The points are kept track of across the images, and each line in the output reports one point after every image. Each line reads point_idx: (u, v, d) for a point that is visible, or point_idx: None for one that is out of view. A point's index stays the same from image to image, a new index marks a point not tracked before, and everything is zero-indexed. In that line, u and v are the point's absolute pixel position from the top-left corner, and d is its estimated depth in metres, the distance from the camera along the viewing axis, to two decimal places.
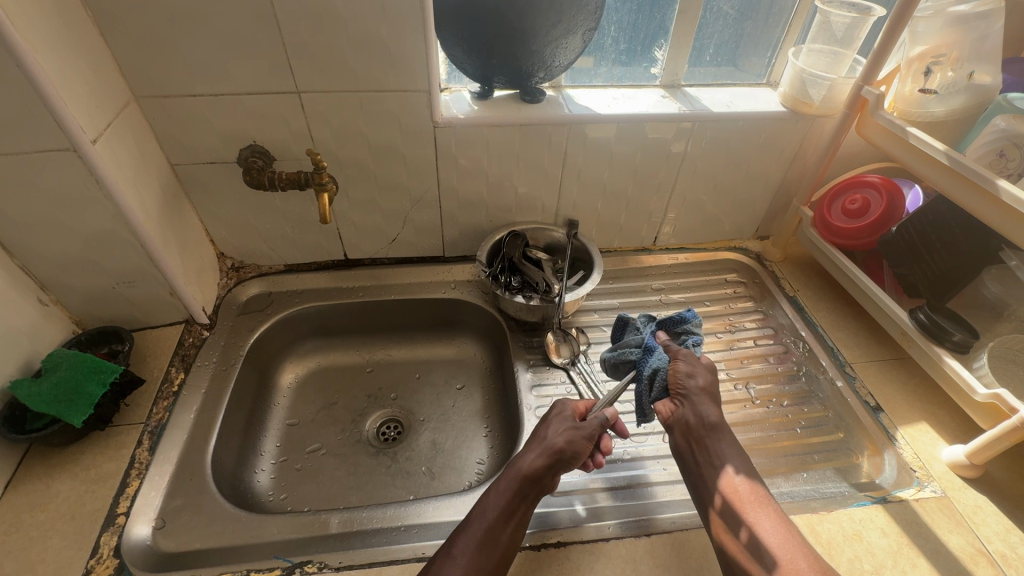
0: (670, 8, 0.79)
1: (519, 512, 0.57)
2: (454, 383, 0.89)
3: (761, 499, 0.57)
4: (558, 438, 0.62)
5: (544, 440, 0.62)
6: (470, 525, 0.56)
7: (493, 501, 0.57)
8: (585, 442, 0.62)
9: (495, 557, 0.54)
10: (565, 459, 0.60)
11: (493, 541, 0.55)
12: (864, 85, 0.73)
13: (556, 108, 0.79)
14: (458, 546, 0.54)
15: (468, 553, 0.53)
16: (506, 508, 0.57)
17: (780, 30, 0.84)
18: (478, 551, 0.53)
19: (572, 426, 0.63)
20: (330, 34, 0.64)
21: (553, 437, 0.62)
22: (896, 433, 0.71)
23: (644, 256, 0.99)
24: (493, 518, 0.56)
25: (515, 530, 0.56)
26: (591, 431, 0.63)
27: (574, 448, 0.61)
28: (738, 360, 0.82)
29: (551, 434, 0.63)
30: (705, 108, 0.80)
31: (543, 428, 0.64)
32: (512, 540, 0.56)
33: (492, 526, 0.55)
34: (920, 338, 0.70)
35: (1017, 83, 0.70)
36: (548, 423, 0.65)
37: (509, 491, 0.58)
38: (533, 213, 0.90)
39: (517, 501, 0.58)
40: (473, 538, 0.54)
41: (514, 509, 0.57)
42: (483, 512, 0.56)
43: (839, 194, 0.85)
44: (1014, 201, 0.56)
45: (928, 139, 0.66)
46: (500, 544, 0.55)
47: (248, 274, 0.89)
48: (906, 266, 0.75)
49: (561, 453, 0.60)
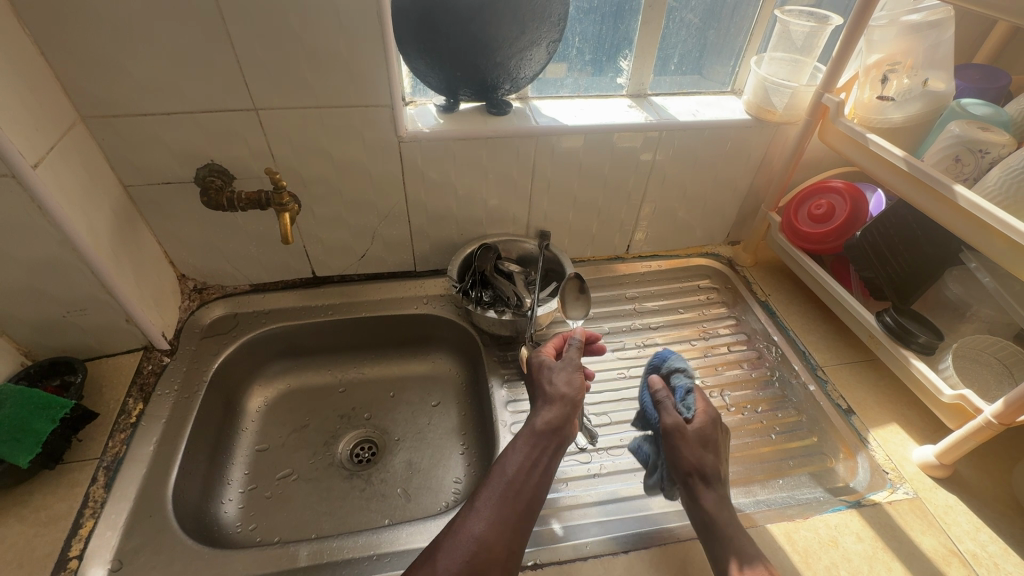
0: (634, 19, 0.79)
1: (541, 463, 0.60)
2: (430, 400, 0.88)
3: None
4: (559, 384, 0.65)
5: (552, 393, 0.64)
6: (493, 477, 0.58)
7: (513, 457, 0.59)
8: (577, 374, 0.67)
9: (519, 506, 0.56)
10: (573, 403, 0.64)
11: (516, 493, 0.57)
12: (825, 92, 0.74)
13: (523, 119, 0.78)
14: (482, 498, 0.56)
15: (495, 506, 0.55)
16: (527, 461, 0.59)
17: (742, 39, 0.85)
18: (503, 502, 0.55)
19: (561, 369, 0.67)
20: (287, 50, 0.63)
21: (551, 386, 0.65)
22: (868, 435, 0.72)
23: (618, 264, 0.99)
24: (514, 472, 0.58)
25: (537, 480, 0.59)
26: (575, 364, 0.68)
27: (575, 388, 0.65)
28: (713, 367, 0.82)
29: (548, 383, 0.65)
30: (671, 117, 0.80)
31: (544, 381, 0.66)
32: (536, 490, 0.58)
33: (514, 478, 0.57)
34: (888, 341, 0.71)
35: (969, 89, 0.72)
36: (540, 375, 0.67)
37: (528, 446, 0.60)
38: (504, 225, 0.89)
39: (536, 455, 0.60)
40: (496, 490, 0.56)
41: (534, 460, 0.59)
42: (504, 467, 0.59)
43: (805, 199, 0.86)
44: (971, 205, 0.57)
45: (888, 145, 0.67)
46: (524, 493, 0.57)
47: (211, 295, 0.86)
48: (872, 270, 0.76)
49: (567, 399, 0.64)
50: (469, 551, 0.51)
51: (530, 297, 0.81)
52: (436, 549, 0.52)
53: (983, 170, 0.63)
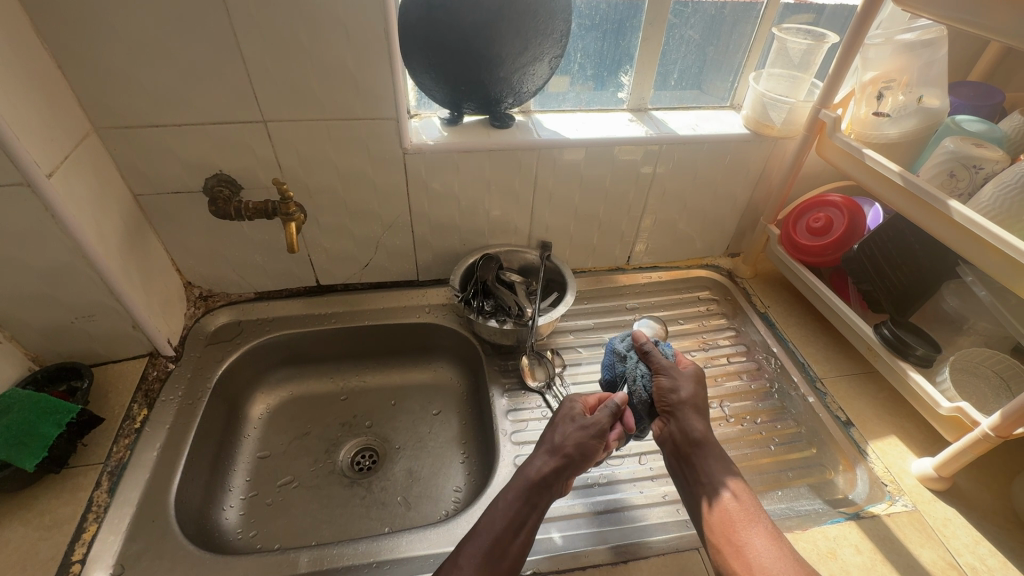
0: (635, 35, 0.81)
1: (529, 520, 0.57)
2: (431, 409, 0.88)
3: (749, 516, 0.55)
4: (570, 440, 0.62)
5: (553, 443, 0.62)
6: (478, 532, 0.56)
7: (500, 511, 0.57)
8: (595, 439, 0.62)
9: (503, 565, 0.54)
10: (574, 464, 0.60)
11: (501, 551, 0.54)
12: (822, 108, 0.75)
13: (525, 133, 0.80)
14: (465, 555, 0.54)
15: (476, 564, 0.53)
16: (515, 517, 0.57)
17: (741, 55, 0.86)
18: (485, 562, 0.53)
19: (579, 426, 0.63)
20: (296, 64, 0.65)
21: (561, 440, 0.62)
22: (867, 448, 0.72)
23: (618, 275, 1.00)
24: (501, 528, 0.56)
25: (524, 537, 0.56)
26: (600, 427, 0.63)
27: (583, 450, 0.61)
28: (713, 378, 0.83)
29: (560, 437, 0.63)
30: (671, 132, 0.82)
31: (555, 431, 0.64)
32: (521, 549, 0.56)
33: (500, 535, 0.55)
34: (885, 352, 0.71)
35: (964, 106, 0.73)
36: (557, 427, 0.65)
37: (518, 501, 0.58)
38: (506, 236, 0.90)
39: (525, 510, 0.57)
40: (479, 547, 0.54)
41: (523, 517, 0.57)
42: (491, 523, 0.56)
43: (804, 212, 0.87)
44: (966, 221, 0.58)
45: (884, 160, 0.68)
46: (510, 553, 0.55)
47: (216, 303, 0.87)
48: (870, 283, 0.77)
49: (570, 456, 0.60)
50: None
51: (531, 307, 0.82)
52: None
53: (977, 186, 0.64)
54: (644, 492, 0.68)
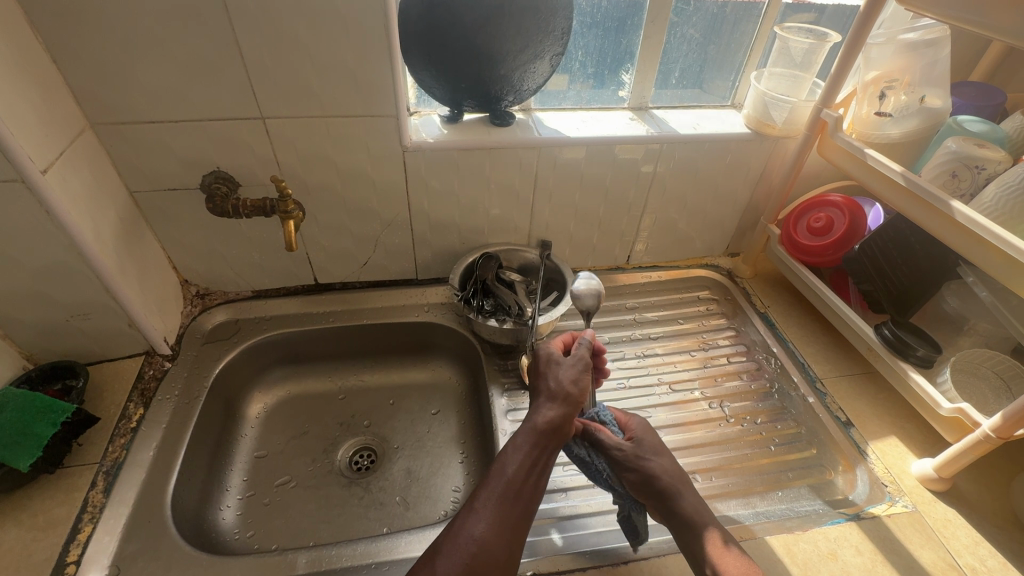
0: (636, 33, 0.80)
1: (541, 462, 0.57)
2: (429, 408, 0.88)
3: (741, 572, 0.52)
4: (566, 381, 0.61)
5: (554, 388, 0.61)
6: (492, 476, 0.55)
7: (513, 456, 0.56)
8: (585, 373, 0.63)
9: (518, 506, 0.54)
10: (575, 403, 0.60)
11: (517, 493, 0.54)
12: (823, 108, 0.75)
13: (525, 131, 0.79)
14: (481, 499, 0.53)
15: (495, 507, 0.52)
16: (528, 460, 0.56)
17: (742, 54, 0.86)
18: (502, 505, 0.53)
19: (569, 367, 0.63)
20: (295, 60, 0.64)
21: (559, 384, 0.61)
22: (867, 449, 0.72)
23: (618, 275, 1.00)
24: (515, 472, 0.55)
25: (537, 478, 0.56)
26: (584, 360, 0.64)
27: (580, 388, 0.61)
28: (712, 378, 0.83)
29: (556, 381, 0.61)
30: (671, 130, 0.81)
31: (548, 375, 0.62)
32: (535, 490, 0.56)
33: (514, 478, 0.54)
34: (886, 353, 0.71)
35: (966, 106, 0.73)
36: (547, 370, 0.63)
37: (529, 445, 0.56)
38: (506, 234, 0.90)
39: (538, 452, 0.56)
40: (495, 491, 0.54)
41: (535, 460, 0.56)
42: (503, 468, 0.55)
43: (805, 212, 0.86)
44: (968, 222, 0.57)
45: (885, 160, 0.68)
46: (524, 494, 0.54)
47: (213, 301, 0.87)
48: (870, 283, 0.77)
49: (570, 398, 0.60)
50: (468, 556, 0.49)
51: (532, 306, 0.81)
52: (435, 554, 0.50)
53: (979, 186, 0.63)
54: None
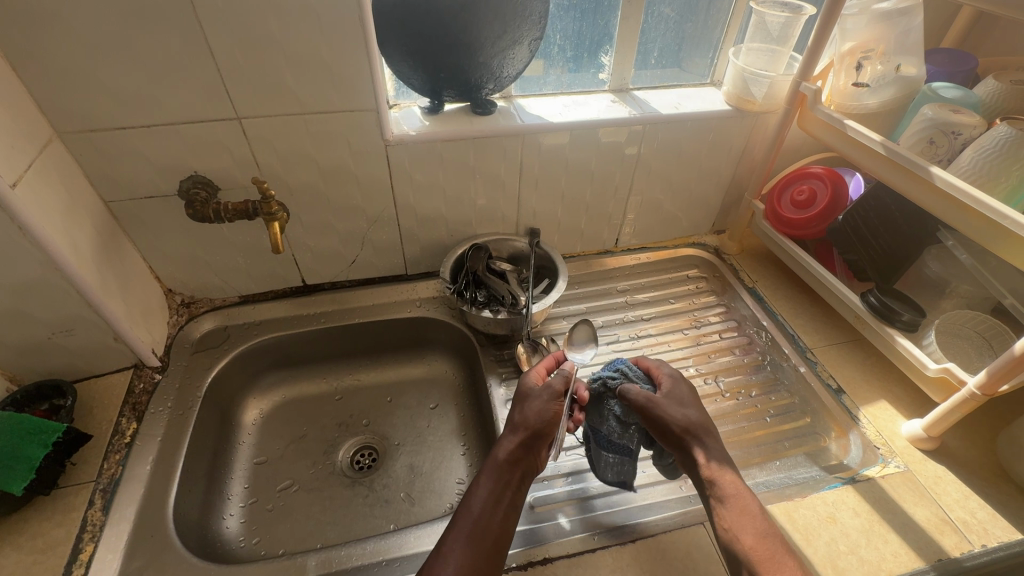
0: (613, 14, 0.79)
1: (505, 498, 0.57)
2: (427, 403, 0.88)
3: (747, 516, 0.54)
4: (528, 414, 0.62)
5: (515, 423, 0.62)
6: (460, 516, 0.56)
7: (477, 495, 0.57)
8: (553, 403, 0.63)
9: (487, 546, 0.53)
10: (540, 434, 0.60)
11: (482, 532, 0.54)
12: (802, 81, 0.75)
13: (507, 118, 0.79)
14: (448, 542, 0.53)
15: (461, 547, 0.52)
16: (492, 496, 0.57)
17: (719, 31, 0.86)
18: (468, 544, 0.53)
19: (535, 398, 0.63)
20: (268, 57, 0.62)
21: (520, 417, 0.62)
22: (859, 413, 0.74)
23: (607, 258, 1.00)
24: (479, 509, 0.56)
25: (505, 515, 0.56)
26: (553, 391, 0.64)
27: (545, 419, 0.61)
28: (705, 355, 0.84)
29: (520, 414, 0.63)
30: (653, 112, 0.81)
31: (514, 412, 0.64)
32: (503, 526, 0.55)
33: (479, 516, 0.55)
34: (873, 320, 0.73)
35: (940, 73, 0.73)
36: (515, 407, 0.64)
37: (491, 481, 0.58)
38: (493, 225, 0.89)
39: (499, 490, 0.57)
40: (461, 531, 0.54)
41: (499, 496, 0.57)
42: (469, 508, 0.56)
43: (787, 186, 0.87)
44: (948, 187, 0.59)
45: (865, 130, 0.68)
46: (491, 532, 0.54)
47: (200, 309, 0.85)
48: (855, 251, 0.77)
49: (533, 428, 0.60)
50: None
51: (525, 294, 0.81)
52: None
53: (957, 151, 0.64)
54: (647, 471, 0.69)
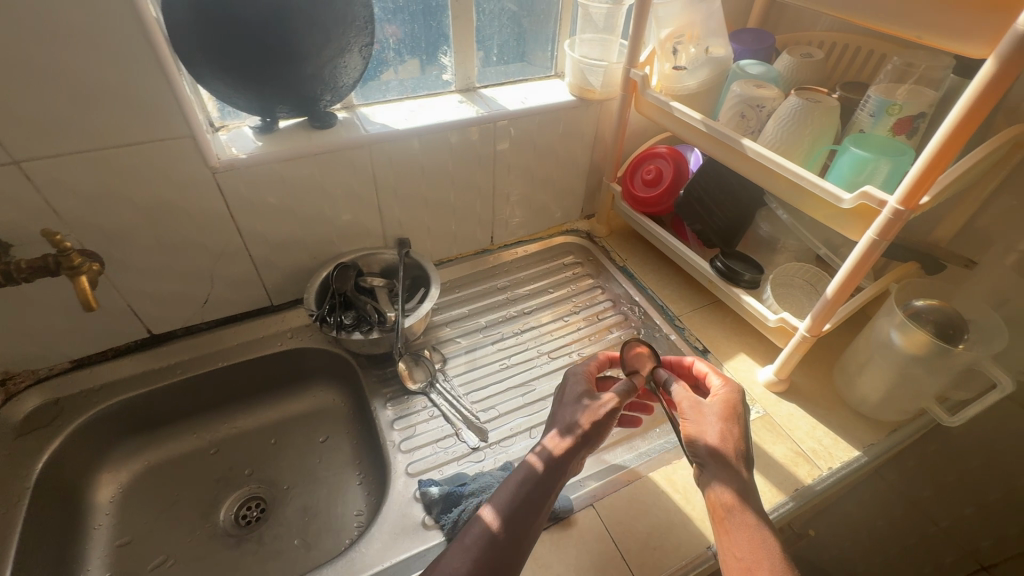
0: (444, 15, 0.78)
1: (541, 501, 0.52)
2: (317, 437, 0.84)
3: (757, 547, 0.47)
4: (576, 416, 0.57)
5: (561, 420, 0.57)
6: (484, 513, 0.51)
7: (501, 494, 0.52)
8: (608, 413, 0.56)
9: (512, 546, 0.48)
10: (587, 437, 0.55)
11: (509, 535, 0.49)
12: (630, 68, 0.79)
13: (350, 130, 0.75)
14: (468, 535, 0.50)
15: (483, 543, 0.49)
16: (523, 496, 0.51)
17: (553, 24, 0.88)
18: (494, 541, 0.49)
19: (586, 403, 0.58)
20: (39, 89, 0.54)
21: (573, 416, 0.57)
22: (722, 369, 0.80)
23: (485, 257, 1.00)
24: (511, 508, 0.51)
25: (536, 518, 0.51)
26: (609, 403, 0.57)
27: (596, 423, 0.56)
28: (587, 338, 0.87)
29: (569, 415, 0.58)
30: (499, 109, 0.82)
31: (557, 413, 0.59)
32: (533, 530, 0.50)
33: (508, 516, 0.50)
34: (721, 283, 0.79)
35: (744, 52, 0.80)
36: (563, 406, 0.59)
37: (518, 483, 0.52)
38: (358, 241, 0.86)
39: (535, 493, 0.52)
40: (482, 531, 0.49)
41: (532, 497, 0.52)
42: (495, 501, 0.52)
43: (637, 168, 0.92)
44: (759, 157, 0.65)
45: (688, 111, 0.73)
46: (520, 534, 0.49)
47: (19, 384, 0.72)
48: (700, 221, 0.83)
49: (586, 433, 0.55)
50: None
51: (394, 311, 0.79)
52: None
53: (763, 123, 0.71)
54: None
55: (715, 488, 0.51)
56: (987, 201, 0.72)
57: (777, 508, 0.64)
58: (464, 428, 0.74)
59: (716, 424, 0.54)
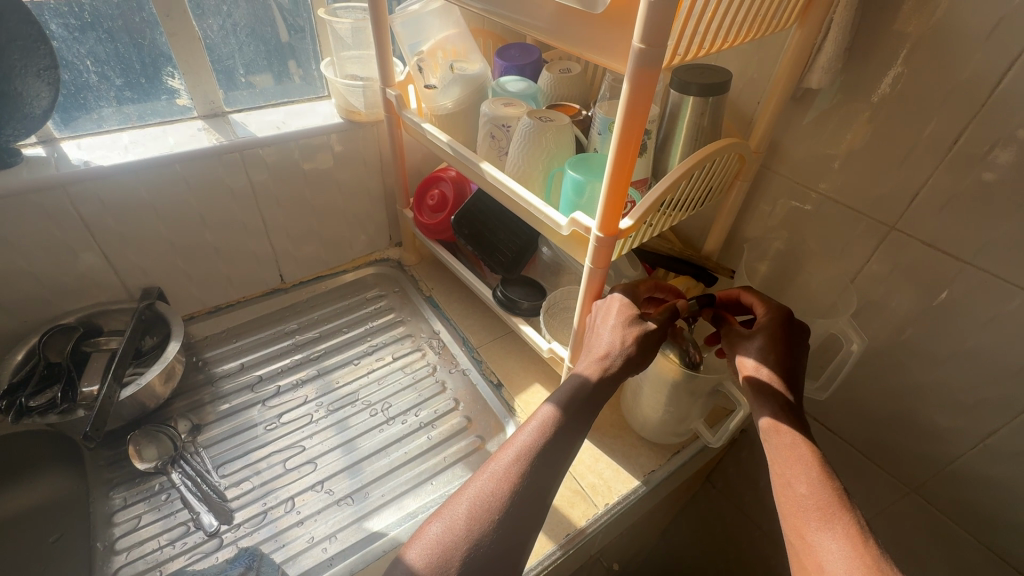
0: (157, 32, 0.67)
1: (553, 461, 0.49)
2: (45, 537, 0.67)
3: (794, 463, 0.45)
4: (609, 336, 0.52)
5: (600, 339, 0.53)
6: (472, 486, 0.48)
7: (501, 463, 0.49)
8: (619, 345, 0.51)
9: (519, 513, 0.46)
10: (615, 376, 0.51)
11: (513, 508, 0.46)
12: (386, 88, 0.72)
13: (38, 169, 0.63)
14: (443, 519, 0.46)
15: (464, 528, 0.45)
16: (537, 456, 0.48)
17: (314, 41, 0.80)
18: (478, 521, 0.45)
19: (616, 328, 0.52)
20: None
21: (610, 339, 0.52)
22: (513, 404, 0.75)
23: (276, 298, 0.90)
24: (508, 479, 0.47)
25: (550, 479, 0.48)
26: (628, 340, 0.51)
27: (611, 360, 0.51)
28: (377, 381, 0.79)
29: (607, 334, 0.52)
30: (244, 137, 0.73)
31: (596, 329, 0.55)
32: (544, 494, 0.48)
33: (502, 484, 0.47)
34: (502, 312, 0.74)
35: (511, 67, 0.76)
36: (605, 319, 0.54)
37: (530, 445, 0.49)
38: (87, 296, 0.73)
39: (545, 458, 0.48)
40: (496, 496, 0.47)
41: (541, 459, 0.48)
42: (479, 482, 0.48)
43: (423, 196, 0.86)
44: (494, 181, 0.60)
45: (437, 132, 0.69)
46: (527, 499, 0.47)
47: None
48: (484, 252, 0.77)
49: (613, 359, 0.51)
50: None
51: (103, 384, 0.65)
52: None
53: None
54: (286, 545, 0.61)
55: (756, 414, 0.49)
56: (745, 211, 0.71)
57: (543, 561, 0.58)
58: (202, 511, 0.63)
59: (754, 355, 0.50)
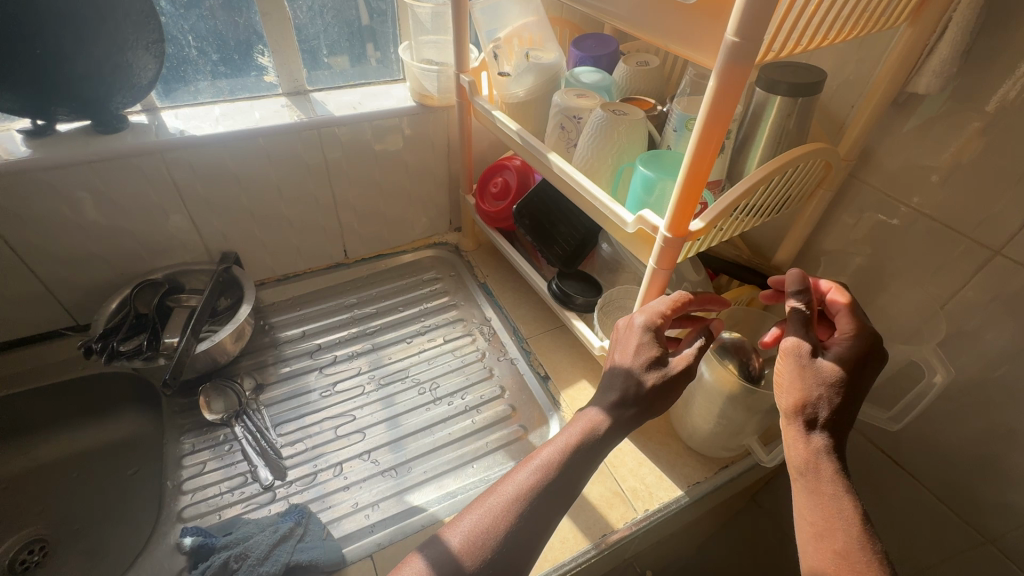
0: (251, 11, 0.71)
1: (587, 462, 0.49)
2: (126, 469, 0.75)
3: (827, 502, 0.42)
4: (632, 356, 0.50)
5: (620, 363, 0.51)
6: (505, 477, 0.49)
7: (542, 455, 0.49)
8: (642, 366, 0.49)
9: (549, 505, 0.46)
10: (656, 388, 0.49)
11: (546, 501, 0.46)
12: (460, 74, 0.73)
13: (140, 135, 0.68)
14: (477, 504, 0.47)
15: (492, 514, 0.46)
16: (574, 455, 0.48)
17: (394, 25, 0.82)
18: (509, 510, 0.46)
19: (639, 347, 0.50)
20: None
21: (631, 361, 0.50)
22: (558, 398, 0.75)
23: (338, 272, 0.93)
24: (544, 471, 0.47)
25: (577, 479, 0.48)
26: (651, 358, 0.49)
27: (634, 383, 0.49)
28: (427, 361, 0.81)
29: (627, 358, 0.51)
30: (323, 115, 0.76)
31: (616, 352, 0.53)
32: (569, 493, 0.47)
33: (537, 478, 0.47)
34: (556, 305, 0.74)
35: (586, 58, 0.74)
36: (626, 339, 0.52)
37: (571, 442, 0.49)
38: (174, 256, 0.79)
39: (580, 457, 0.48)
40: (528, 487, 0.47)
41: (578, 458, 0.48)
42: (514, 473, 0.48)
43: (487, 182, 0.87)
44: (561, 173, 0.59)
45: (506, 120, 0.69)
46: (556, 495, 0.47)
47: None
48: (542, 244, 0.77)
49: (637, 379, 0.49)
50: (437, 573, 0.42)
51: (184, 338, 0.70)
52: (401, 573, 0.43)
53: None
54: (332, 507, 0.64)
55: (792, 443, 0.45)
56: (825, 222, 0.67)
57: (578, 558, 0.58)
58: (260, 465, 0.67)
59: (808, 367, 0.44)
